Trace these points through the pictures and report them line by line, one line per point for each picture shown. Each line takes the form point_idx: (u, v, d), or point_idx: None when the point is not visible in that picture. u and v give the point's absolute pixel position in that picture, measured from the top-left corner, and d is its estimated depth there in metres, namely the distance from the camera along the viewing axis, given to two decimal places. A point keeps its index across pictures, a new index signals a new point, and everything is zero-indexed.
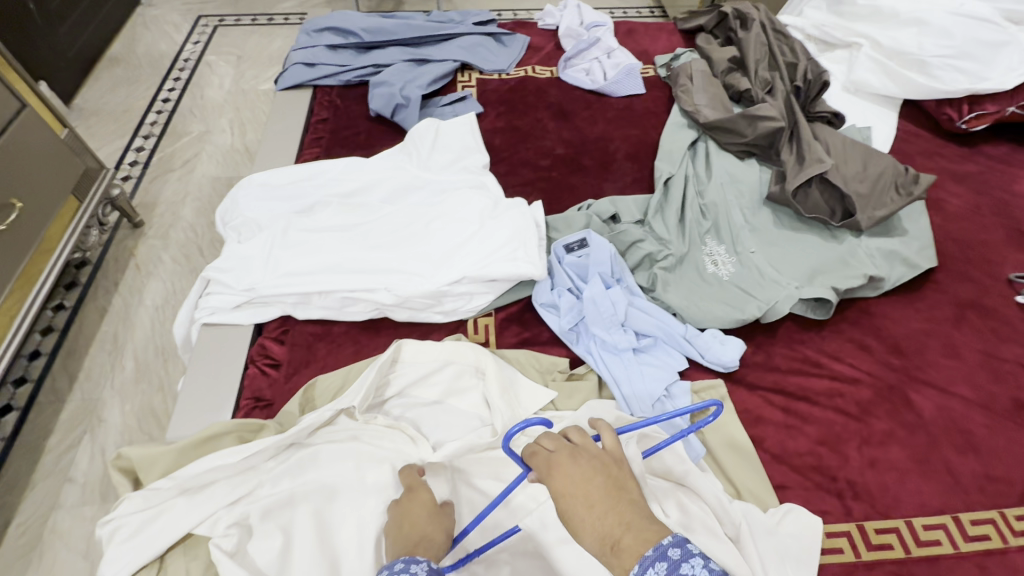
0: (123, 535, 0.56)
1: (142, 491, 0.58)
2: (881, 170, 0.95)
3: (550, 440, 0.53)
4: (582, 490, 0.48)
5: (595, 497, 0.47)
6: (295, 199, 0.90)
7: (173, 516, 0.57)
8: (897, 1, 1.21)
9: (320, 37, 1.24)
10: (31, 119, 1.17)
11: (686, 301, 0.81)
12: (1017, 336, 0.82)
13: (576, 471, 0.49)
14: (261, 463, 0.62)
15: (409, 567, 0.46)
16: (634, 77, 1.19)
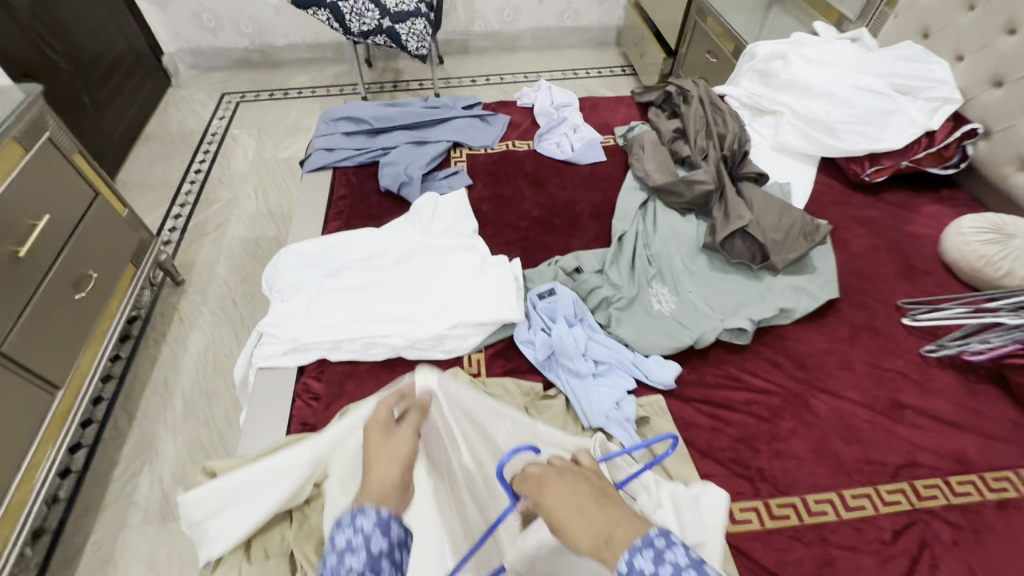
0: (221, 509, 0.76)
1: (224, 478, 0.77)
2: (793, 221, 1.17)
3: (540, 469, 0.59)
4: (571, 501, 0.53)
5: (582, 502, 0.52)
6: (325, 265, 1.13)
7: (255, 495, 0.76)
8: (810, 76, 1.47)
9: (337, 126, 1.51)
10: (101, 205, 1.43)
11: (635, 334, 1.03)
12: (899, 350, 1.04)
13: (562, 487, 0.54)
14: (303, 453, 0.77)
15: (356, 520, 0.49)
16: (596, 148, 1.45)
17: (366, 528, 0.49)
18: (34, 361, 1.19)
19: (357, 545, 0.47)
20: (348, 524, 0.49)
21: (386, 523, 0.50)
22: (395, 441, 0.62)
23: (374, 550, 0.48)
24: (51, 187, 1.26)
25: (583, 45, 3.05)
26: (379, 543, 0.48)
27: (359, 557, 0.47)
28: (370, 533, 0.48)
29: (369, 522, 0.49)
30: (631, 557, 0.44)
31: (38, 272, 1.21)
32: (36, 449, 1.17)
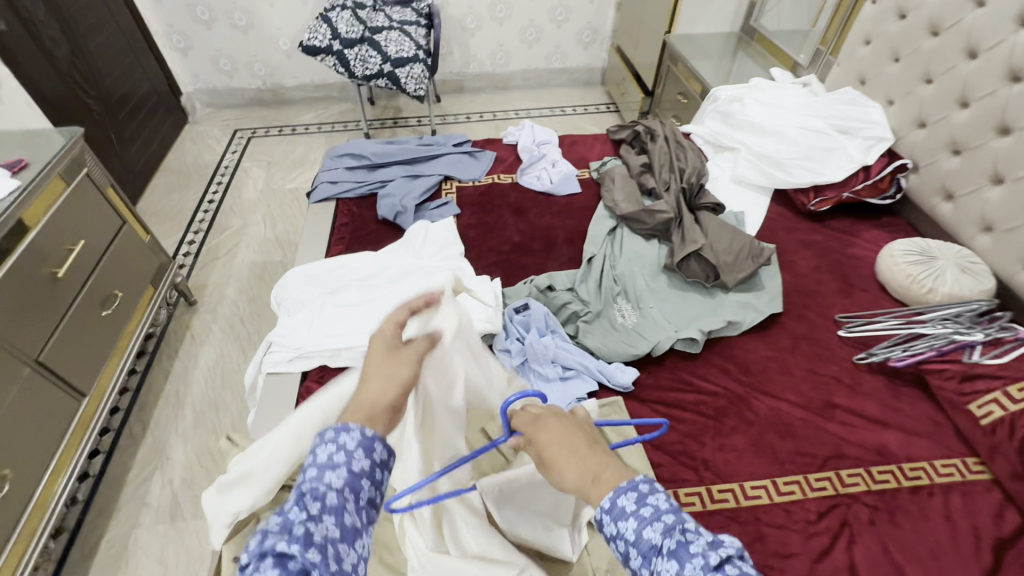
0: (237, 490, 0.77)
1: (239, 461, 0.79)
2: (742, 244, 1.32)
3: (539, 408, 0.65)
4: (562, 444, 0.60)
5: (572, 447, 0.59)
6: (327, 283, 1.28)
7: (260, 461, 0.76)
8: (763, 117, 1.65)
9: (340, 161, 1.68)
10: (128, 232, 1.59)
11: (600, 343, 1.17)
12: (834, 357, 1.17)
13: (555, 431, 0.61)
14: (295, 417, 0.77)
15: (339, 436, 0.56)
16: (572, 180, 1.62)
17: (350, 447, 0.56)
18: (65, 370, 1.33)
19: (338, 462, 0.54)
20: (331, 440, 0.56)
21: (368, 444, 0.57)
22: (396, 362, 0.66)
23: (355, 468, 0.55)
24: (87, 215, 1.42)
25: (571, 84, 3.28)
26: (359, 462, 0.55)
27: (340, 472, 0.54)
28: (352, 453, 0.55)
29: (351, 441, 0.56)
30: (615, 497, 0.55)
31: (72, 290, 1.36)
32: (64, 450, 1.29)
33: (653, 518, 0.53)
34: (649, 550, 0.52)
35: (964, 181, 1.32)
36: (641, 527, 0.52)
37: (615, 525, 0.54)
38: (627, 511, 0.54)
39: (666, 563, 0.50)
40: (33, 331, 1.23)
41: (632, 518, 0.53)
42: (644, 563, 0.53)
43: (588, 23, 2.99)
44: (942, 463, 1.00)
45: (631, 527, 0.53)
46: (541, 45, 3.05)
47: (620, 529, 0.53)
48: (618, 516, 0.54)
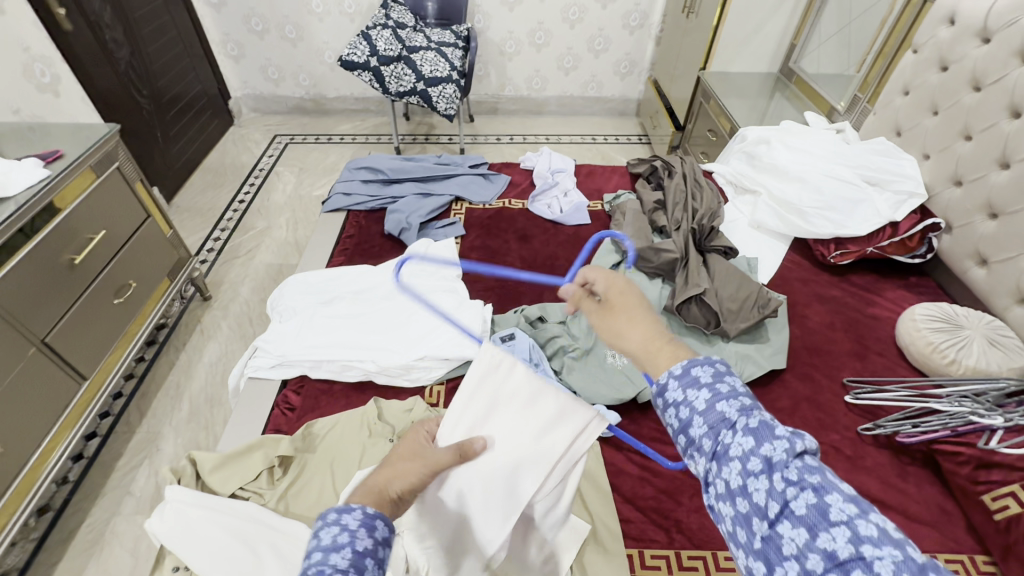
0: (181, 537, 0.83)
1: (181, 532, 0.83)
2: (749, 292, 1.26)
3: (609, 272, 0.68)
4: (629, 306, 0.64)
5: (642, 311, 0.64)
6: (321, 294, 1.29)
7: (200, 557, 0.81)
8: (788, 162, 1.59)
9: (357, 174, 1.72)
10: (150, 225, 1.66)
11: (583, 382, 1.12)
12: (836, 425, 1.08)
13: (628, 296, 0.65)
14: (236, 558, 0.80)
15: (341, 516, 0.52)
16: (582, 211, 1.60)
17: (352, 526, 0.52)
18: (70, 352, 1.38)
19: (343, 542, 0.50)
20: (334, 523, 0.51)
21: (370, 521, 0.53)
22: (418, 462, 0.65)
23: (358, 548, 0.50)
24: (112, 207, 1.50)
25: (605, 113, 3.27)
26: (362, 540, 0.51)
27: (345, 552, 0.49)
28: (355, 532, 0.51)
29: (353, 520, 0.52)
30: (689, 366, 0.56)
31: (88, 277, 1.42)
32: (57, 431, 1.33)
33: (729, 395, 0.53)
34: (719, 422, 0.52)
35: (998, 247, 1.23)
36: (714, 398, 0.53)
37: (684, 390, 0.54)
38: (701, 381, 0.54)
39: (739, 437, 0.50)
40: (45, 312, 1.29)
41: (706, 389, 0.54)
42: (709, 433, 0.51)
43: (626, 54, 2.98)
44: (945, 558, 0.89)
45: (703, 397, 0.53)
46: (577, 73, 3.06)
47: (689, 396, 0.54)
48: (691, 384, 0.55)
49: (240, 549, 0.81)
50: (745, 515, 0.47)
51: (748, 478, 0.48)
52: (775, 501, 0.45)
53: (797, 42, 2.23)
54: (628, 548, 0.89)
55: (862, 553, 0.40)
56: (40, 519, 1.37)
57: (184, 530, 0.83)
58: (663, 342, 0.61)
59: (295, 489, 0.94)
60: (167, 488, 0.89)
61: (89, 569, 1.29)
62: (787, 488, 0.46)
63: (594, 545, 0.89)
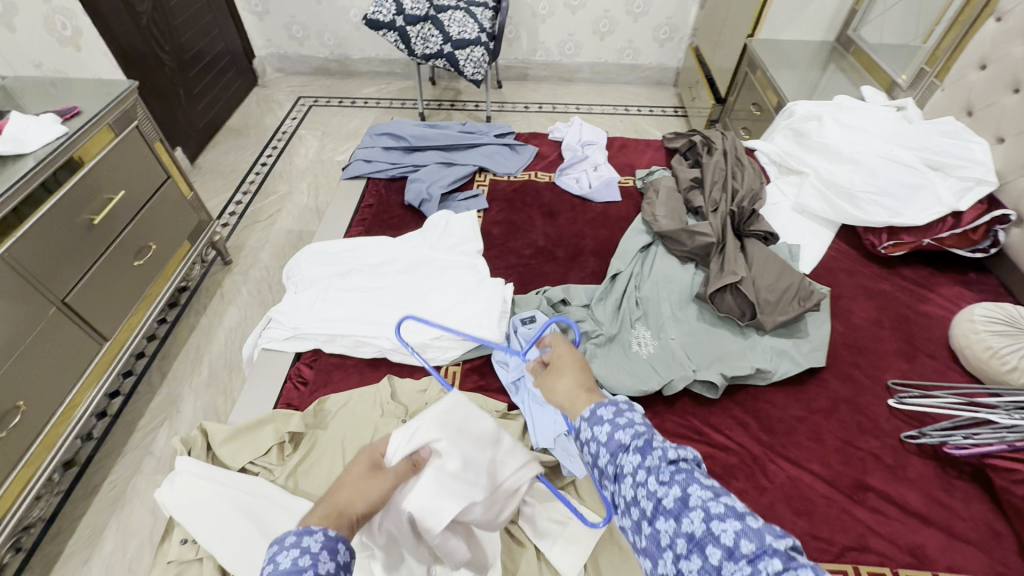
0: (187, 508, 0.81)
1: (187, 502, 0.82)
2: (790, 283, 1.17)
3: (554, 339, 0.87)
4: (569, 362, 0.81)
5: (576, 364, 0.80)
6: (338, 265, 1.25)
7: (206, 531, 0.79)
8: (841, 141, 1.46)
9: (379, 140, 1.65)
10: (170, 187, 1.64)
11: (606, 371, 1.07)
12: (877, 431, 1.01)
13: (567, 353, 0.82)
14: (243, 533, 0.79)
15: (302, 540, 0.55)
16: (612, 187, 1.51)
17: (314, 549, 0.55)
18: (90, 314, 1.38)
19: (304, 565, 0.52)
20: (294, 546, 0.54)
21: (331, 544, 0.56)
22: (374, 480, 0.69)
23: (319, 572, 0.53)
24: (131, 167, 1.47)
25: (640, 83, 3.10)
26: (325, 564, 0.54)
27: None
28: (316, 555, 0.54)
29: (314, 542, 0.55)
30: (596, 409, 0.68)
31: (107, 238, 1.41)
32: (78, 391, 1.35)
33: (625, 424, 0.64)
34: (617, 449, 0.62)
35: None
36: (613, 430, 0.63)
37: (591, 428, 0.66)
38: (604, 418, 0.66)
39: (631, 457, 0.60)
40: (64, 273, 1.29)
41: (607, 422, 0.65)
42: (610, 459, 0.62)
43: (667, 18, 2.79)
44: None
45: (605, 430, 0.64)
46: (613, 38, 2.89)
47: (595, 432, 0.65)
48: (596, 421, 0.66)
49: (249, 527, 0.80)
50: (637, 521, 0.58)
51: (637, 489, 0.58)
52: (651, 503, 0.56)
53: (858, 7, 2.03)
54: None
55: (711, 529, 0.51)
56: (65, 474, 1.40)
57: (192, 503, 0.82)
58: (584, 394, 0.75)
59: (305, 466, 0.92)
60: (177, 459, 0.87)
61: (111, 524, 1.33)
62: (661, 490, 0.56)
63: (609, 543, 0.86)
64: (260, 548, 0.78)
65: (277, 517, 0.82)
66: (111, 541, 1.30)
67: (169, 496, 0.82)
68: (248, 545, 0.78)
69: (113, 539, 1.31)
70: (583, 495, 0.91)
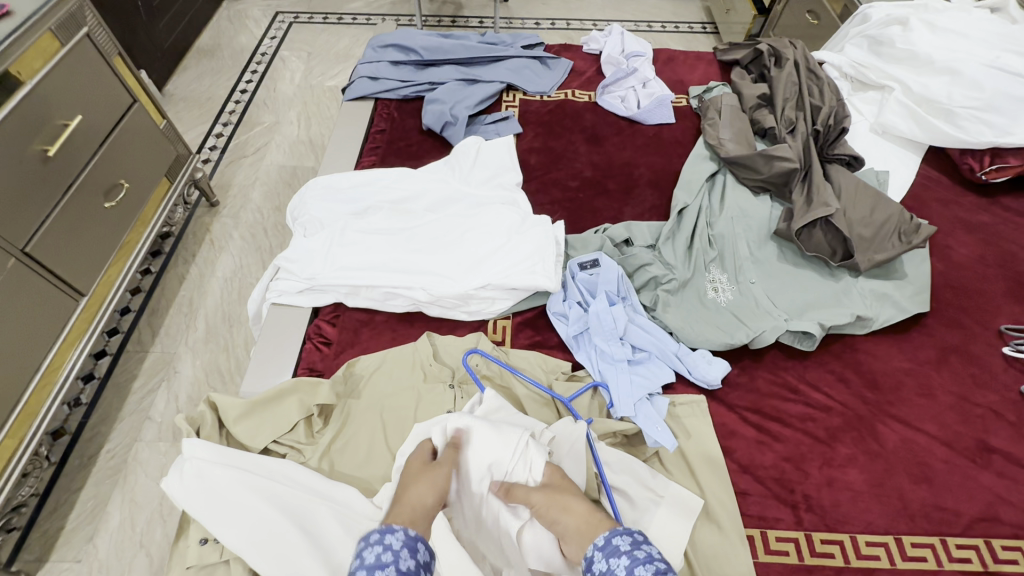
0: (200, 497, 0.66)
1: (201, 487, 0.67)
2: (888, 216, 1.01)
3: (596, 277, 0.93)
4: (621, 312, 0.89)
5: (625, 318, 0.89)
6: (352, 202, 1.05)
7: (224, 529, 0.64)
8: (934, 48, 1.24)
9: (384, 53, 1.38)
10: (138, 113, 1.38)
11: (682, 323, 0.91)
12: (995, 383, 0.88)
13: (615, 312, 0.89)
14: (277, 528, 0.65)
15: (385, 537, 0.57)
16: (666, 107, 1.29)
17: (396, 547, 0.56)
18: (58, 264, 1.18)
19: (387, 561, 0.55)
20: (377, 542, 0.57)
21: (412, 543, 0.58)
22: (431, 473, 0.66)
23: (402, 567, 0.55)
24: (86, 86, 1.21)
25: None
26: (406, 562, 0.56)
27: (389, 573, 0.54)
28: (398, 552, 0.56)
29: (397, 540, 0.57)
30: (610, 536, 0.60)
31: (68, 174, 1.17)
32: (57, 354, 1.17)
33: (646, 560, 0.56)
34: None
35: None
36: (633, 565, 0.55)
37: (607, 561, 0.57)
38: (620, 549, 0.58)
39: None
40: (20, 215, 1.07)
41: (625, 555, 0.57)
42: None
43: None
44: None
45: (623, 565, 0.56)
46: None
47: (612, 564, 0.56)
48: (612, 551, 0.58)
49: (283, 521, 0.65)
50: None
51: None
52: None
53: None
54: (748, 528, 0.73)
55: None
56: (55, 444, 1.25)
57: (210, 494, 0.66)
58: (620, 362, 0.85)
59: (340, 445, 0.77)
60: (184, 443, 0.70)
61: (115, 496, 1.20)
62: None
63: (705, 523, 0.73)
64: (300, 549, 0.64)
65: (315, 509, 0.68)
66: (116, 515, 1.17)
67: (177, 478, 0.67)
68: (280, 542, 0.64)
69: (118, 513, 1.17)
70: (670, 469, 0.78)
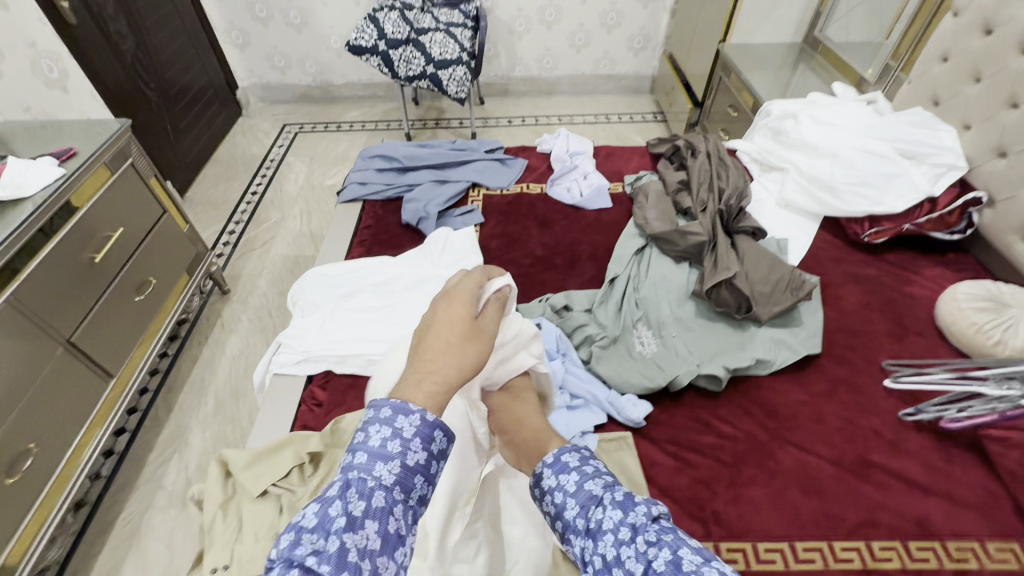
0: None
1: None
2: (781, 275, 1.21)
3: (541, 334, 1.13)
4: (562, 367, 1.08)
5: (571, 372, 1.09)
6: (343, 286, 1.28)
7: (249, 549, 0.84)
8: (818, 137, 1.52)
9: (372, 162, 1.69)
10: (167, 221, 1.66)
11: (613, 372, 1.10)
12: (876, 410, 1.06)
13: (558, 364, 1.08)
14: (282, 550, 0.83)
15: (397, 419, 0.55)
16: (603, 194, 1.56)
17: (407, 434, 0.55)
18: (95, 351, 1.39)
19: (393, 454, 0.53)
20: (388, 425, 0.54)
21: (426, 431, 0.56)
22: (479, 339, 0.68)
23: (408, 462, 0.54)
24: (128, 204, 1.49)
25: (618, 91, 3.19)
26: (415, 454, 0.54)
27: (392, 465, 0.53)
28: (408, 444, 0.54)
29: (410, 426, 0.55)
30: (561, 454, 0.68)
31: (108, 276, 1.42)
32: (88, 429, 1.35)
33: (594, 474, 0.64)
34: (587, 500, 0.61)
35: None
36: (582, 478, 0.64)
37: (557, 477, 0.66)
38: (570, 466, 0.66)
39: (609, 510, 0.58)
40: (69, 312, 1.29)
41: (575, 471, 0.65)
42: (581, 513, 0.60)
43: (639, 29, 2.89)
44: (995, 545, 0.87)
45: (573, 479, 0.64)
46: (589, 50, 2.98)
47: (562, 480, 0.65)
48: (562, 468, 0.66)
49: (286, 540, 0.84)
50: None
51: (619, 547, 0.54)
52: (639, 563, 0.51)
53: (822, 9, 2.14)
54: None
55: (645, 549, 0.52)
56: (76, 515, 1.38)
57: None
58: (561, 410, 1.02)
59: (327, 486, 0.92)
60: None
61: (128, 561, 1.32)
62: (647, 548, 0.53)
63: None
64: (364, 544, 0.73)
65: None
66: None
67: None
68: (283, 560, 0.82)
69: None
70: None
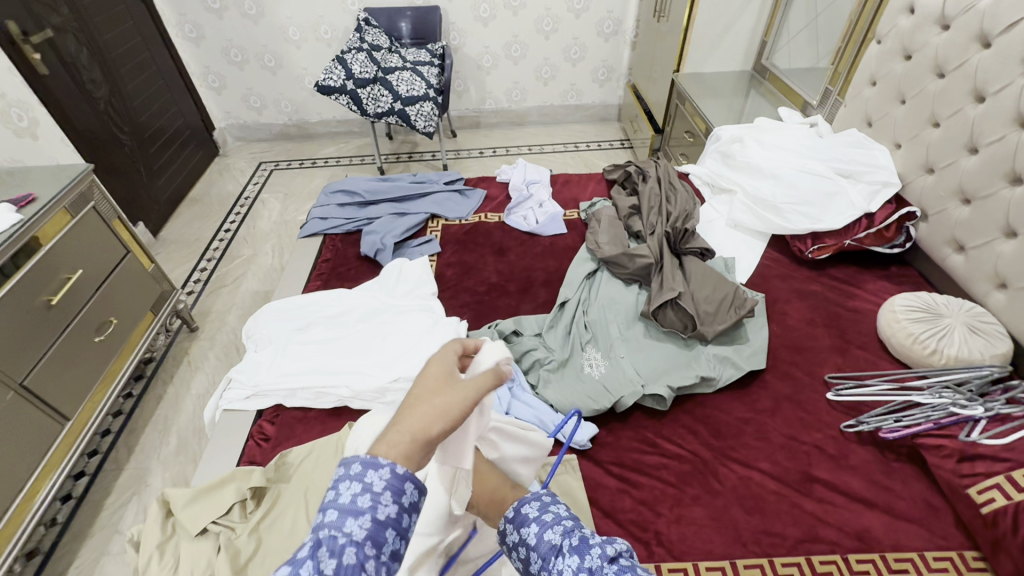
0: None
1: None
2: (725, 293, 1.24)
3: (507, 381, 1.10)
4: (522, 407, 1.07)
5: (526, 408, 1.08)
6: (297, 320, 1.29)
7: None
8: (761, 159, 1.58)
9: (334, 197, 1.72)
10: (130, 261, 1.67)
11: (560, 396, 1.11)
12: (819, 423, 1.07)
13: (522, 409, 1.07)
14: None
15: (366, 475, 0.53)
16: (558, 221, 1.60)
17: (377, 488, 0.52)
18: (50, 394, 1.38)
19: (363, 508, 0.51)
20: (357, 481, 0.53)
21: (398, 484, 0.53)
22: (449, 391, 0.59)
23: (380, 516, 0.52)
24: (90, 247, 1.51)
25: (586, 120, 3.29)
26: (385, 508, 0.52)
27: (363, 520, 0.51)
28: (378, 497, 0.52)
29: (379, 481, 0.53)
30: (521, 507, 0.68)
31: (66, 318, 1.42)
32: (40, 474, 1.33)
33: (553, 521, 0.65)
34: (548, 551, 0.62)
35: (973, 233, 1.21)
36: (541, 529, 0.64)
37: (519, 531, 0.66)
38: (530, 517, 0.66)
39: (568, 559, 0.59)
40: (22, 356, 1.29)
41: (534, 523, 0.65)
42: (544, 565, 0.61)
43: (602, 61, 3.01)
44: (934, 555, 0.87)
45: (533, 531, 0.64)
46: (556, 83, 3.09)
47: (524, 535, 0.65)
48: (521, 521, 0.66)
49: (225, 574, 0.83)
50: None
51: None
52: None
53: (768, 39, 2.25)
54: None
55: None
56: (27, 564, 1.35)
57: None
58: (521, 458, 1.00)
59: (269, 521, 0.92)
60: None
61: None
62: None
63: None
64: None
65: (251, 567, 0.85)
66: None
67: None
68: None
69: None
70: None
